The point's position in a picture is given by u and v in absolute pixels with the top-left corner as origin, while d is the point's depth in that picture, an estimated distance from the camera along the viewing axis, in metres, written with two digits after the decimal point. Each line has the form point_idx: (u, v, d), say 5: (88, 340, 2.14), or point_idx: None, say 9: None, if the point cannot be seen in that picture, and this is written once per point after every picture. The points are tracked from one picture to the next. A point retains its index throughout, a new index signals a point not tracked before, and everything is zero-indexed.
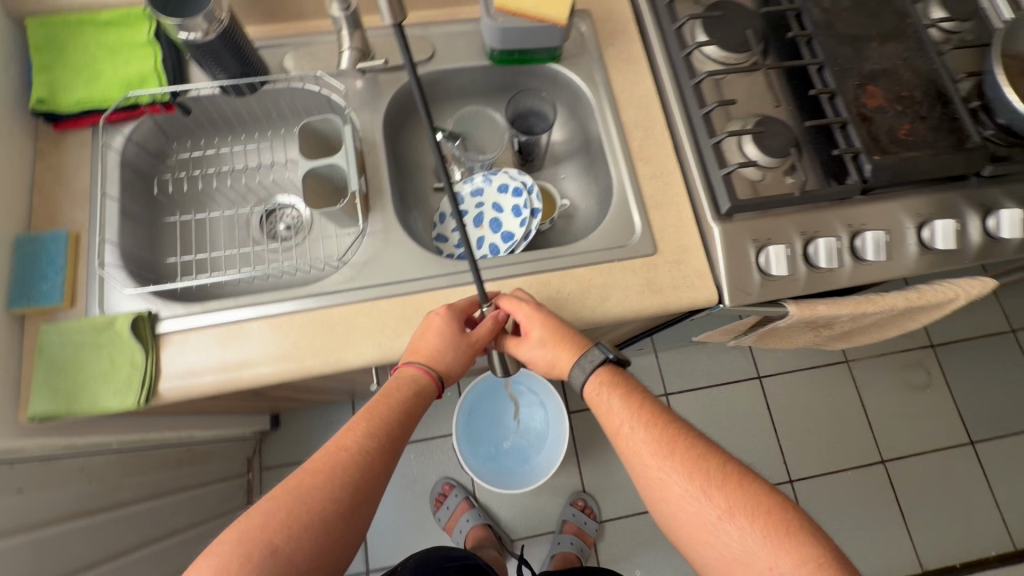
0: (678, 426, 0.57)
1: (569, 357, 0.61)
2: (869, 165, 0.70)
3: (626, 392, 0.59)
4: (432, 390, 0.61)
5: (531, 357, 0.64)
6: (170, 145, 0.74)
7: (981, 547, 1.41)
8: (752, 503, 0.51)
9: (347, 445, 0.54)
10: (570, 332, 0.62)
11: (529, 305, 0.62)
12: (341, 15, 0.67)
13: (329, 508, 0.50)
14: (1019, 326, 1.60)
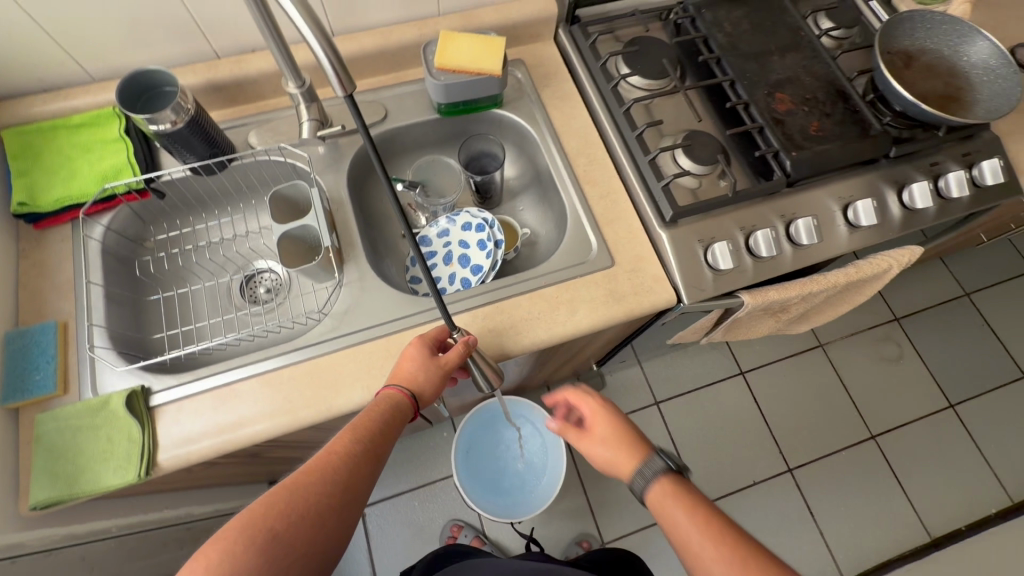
0: (752, 545, 0.50)
1: (628, 458, 0.65)
2: (788, 161, 0.78)
3: (689, 498, 0.56)
4: (410, 412, 0.63)
5: (597, 458, 0.68)
6: (148, 229, 0.78)
7: (981, 506, 1.44)
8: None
9: (340, 447, 0.56)
10: (634, 434, 0.67)
11: (596, 401, 0.71)
12: (297, 92, 0.72)
13: (326, 498, 0.52)
14: (972, 289, 1.70)
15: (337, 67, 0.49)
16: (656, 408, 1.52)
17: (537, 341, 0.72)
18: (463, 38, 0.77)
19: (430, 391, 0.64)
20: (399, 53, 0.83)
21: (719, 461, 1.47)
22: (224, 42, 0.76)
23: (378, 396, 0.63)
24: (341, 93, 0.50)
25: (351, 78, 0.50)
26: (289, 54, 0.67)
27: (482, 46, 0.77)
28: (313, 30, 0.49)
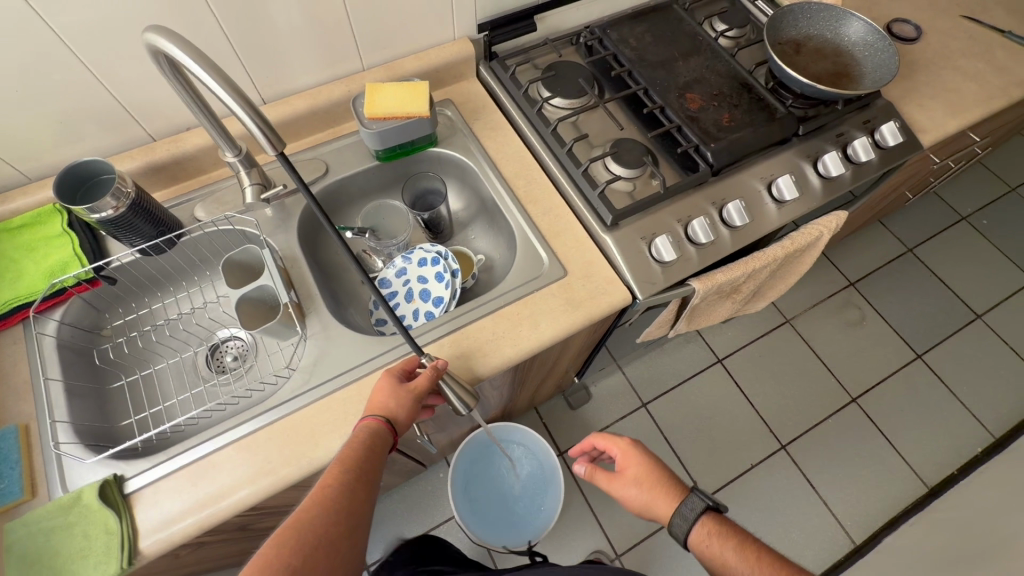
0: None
1: (665, 499, 0.69)
2: (709, 152, 0.84)
3: (737, 540, 0.62)
4: (389, 438, 0.64)
5: (633, 502, 0.72)
6: (103, 316, 0.78)
7: (967, 447, 1.49)
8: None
9: (334, 479, 0.58)
10: (666, 474, 0.71)
11: (624, 442, 0.75)
12: (235, 160, 0.74)
13: (332, 528, 0.54)
14: (913, 244, 1.80)
15: (263, 127, 0.53)
16: (645, 410, 1.53)
17: (505, 361, 0.74)
18: (389, 87, 0.81)
19: (404, 414, 0.66)
20: (331, 109, 0.87)
21: (714, 450, 1.48)
22: (158, 124, 0.79)
23: (357, 427, 0.65)
24: (271, 152, 0.55)
25: (279, 135, 0.55)
26: (221, 125, 0.69)
27: (408, 92, 0.81)
28: (235, 97, 0.52)
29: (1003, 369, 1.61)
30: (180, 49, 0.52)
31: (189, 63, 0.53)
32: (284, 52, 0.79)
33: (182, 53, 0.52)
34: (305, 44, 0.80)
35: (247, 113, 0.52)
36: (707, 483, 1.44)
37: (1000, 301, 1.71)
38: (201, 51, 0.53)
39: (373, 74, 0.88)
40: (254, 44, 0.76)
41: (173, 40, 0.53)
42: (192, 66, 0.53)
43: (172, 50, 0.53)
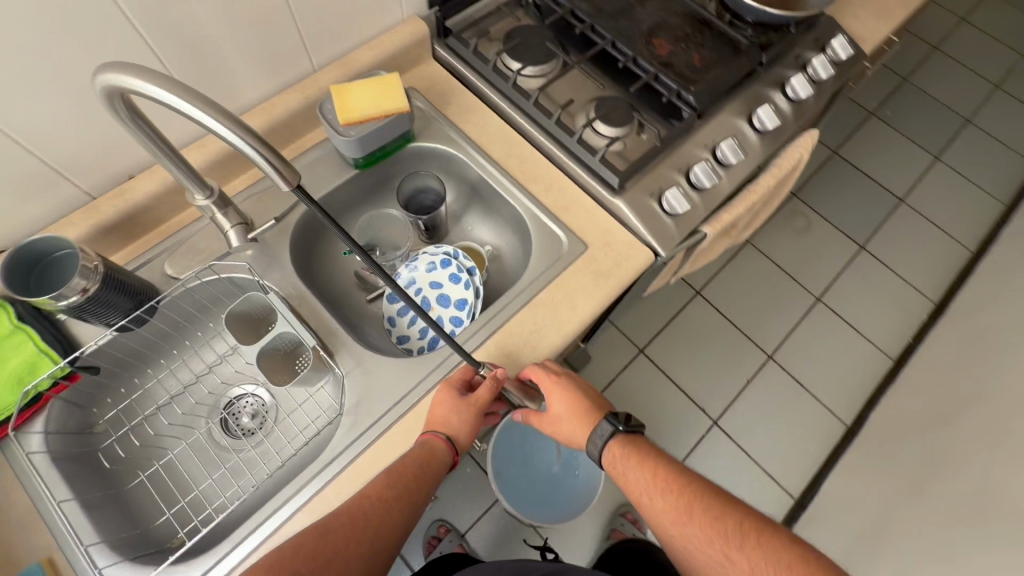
0: (695, 486, 0.61)
1: (585, 429, 0.68)
2: (692, 97, 0.83)
3: (645, 457, 0.64)
4: (449, 459, 0.62)
5: (551, 426, 0.71)
6: (91, 412, 0.67)
7: (917, 315, 1.67)
8: (771, 561, 0.52)
9: (376, 496, 0.57)
10: (586, 401, 0.69)
11: (548, 375, 0.68)
12: (208, 203, 0.65)
13: (354, 546, 0.53)
14: (836, 146, 1.95)
15: (272, 161, 0.50)
16: (643, 356, 1.58)
17: (553, 350, 0.72)
18: (359, 87, 0.74)
19: (467, 432, 0.63)
20: (290, 121, 0.78)
21: (713, 376, 1.57)
22: (95, 177, 0.67)
23: (418, 442, 0.63)
24: (286, 188, 0.53)
25: (291, 167, 0.52)
26: (187, 164, 0.60)
27: (380, 89, 0.75)
28: (239, 134, 0.47)
29: (932, 241, 1.80)
30: (154, 86, 0.44)
31: (169, 99, 0.45)
32: (225, 65, 0.69)
33: (157, 89, 0.44)
34: (247, 53, 0.70)
35: (261, 152, 0.49)
36: (714, 408, 1.53)
37: (916, 182, 1.90)
38: (180, 82, 0.45)
39: (328, 75, 0.80)
40: (191, 62, 0.65)
41: (142, 75, 0.44)
42: (176, 104, 0.45)
43: (140, 85, 0.44)
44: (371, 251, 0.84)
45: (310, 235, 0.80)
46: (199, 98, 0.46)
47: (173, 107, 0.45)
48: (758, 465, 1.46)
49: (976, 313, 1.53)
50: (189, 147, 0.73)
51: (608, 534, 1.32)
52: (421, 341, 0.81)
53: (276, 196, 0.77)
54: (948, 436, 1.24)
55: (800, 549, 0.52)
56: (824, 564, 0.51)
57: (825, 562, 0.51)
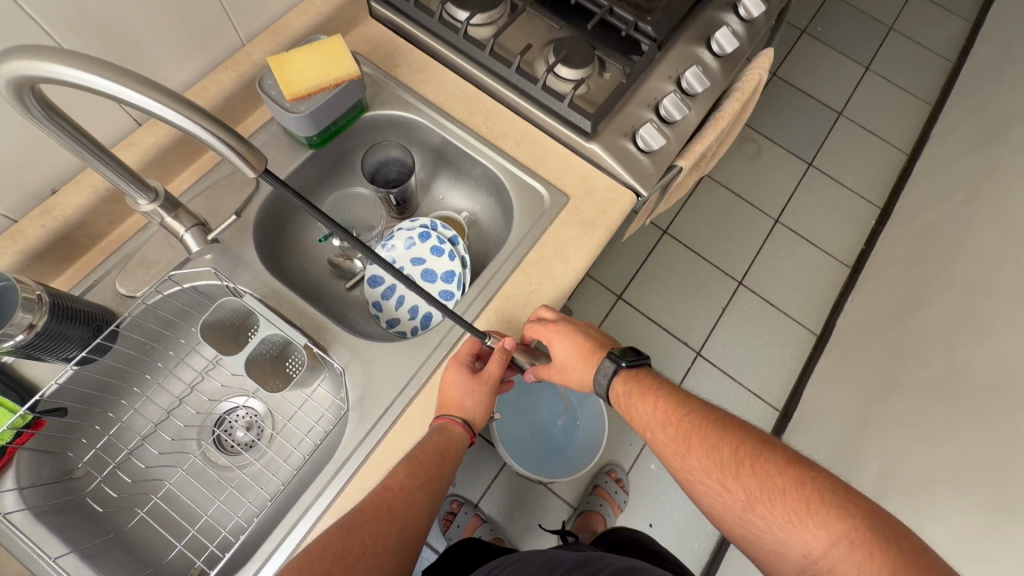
0: (696, 416, 0.58)
1: (590, 370, 0.66)
2: (649, 27, 0.80)
3: (646, 392, 0.62)
4: (466, 440, 0.61)
5: (558, 373, 0.69)
6: (67, 456, 0.60)
7: (867, 222, 1.76)
8: (766, 488, 0.50)
9: (397, 486, 0.54)
10: (589, 343, 0.67)
11: (546, 326, 0.65)
12: (154, 207, 0.58)
13: (379, 542, 0.51)
14: (775, 68, 1.97)
15: (234, 145, 0.46)
16: (622, 302, 1.60)
17: (552, 306, 0.69)
18: (299, 56, 0.67)
19: (482, 413, 0.61)
20: (229, 105, 0.71)
21: (689, 310, 1.61)
22: (13, 197, 0.58)
23: (433, 427, 0.60)
24: (250, 173, 0.49)
25: (255, 152, 0.48)
26: (123, 166, 0.52)
27: (323, 56, 0.68)
28: (194, 118, 0.43)
29: (871, 150, 1.87)
30: (83, 71, 0.38)
31: (105, 85, 0.39)
32: (141, 43, 0.62)
33: (87, 74, 0.38)
34: (161, 28, 0.63)
35: (221, 137, 0.44)
36: (694, 340, 1.58)
37: (852, 95, 1.96)
38: (109, 63, 0.39)
39: (260, 47, 0.74)
40: (100, 42, 0.58)
41: (62, 59, 0.37)
42: (115, 90, 0.39)
43: (62, 72, 0.38)
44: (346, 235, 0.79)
45: (273, 225, 0.74)
46: (136, 79, 0.40)
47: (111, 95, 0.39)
48: (742, 385, 1.53)
49: (918, 212, 1.62)
50: (117, 147, 0.65)
51: (592, 487, 1.35)
52: (413, 322, 0.77)
53: (228, 189, 0.70)
54: (908, 327, 1.33)
55: (799, 473, 0.49)
56: (823, 486, 0.48)
57: (824, 484, 0.48)
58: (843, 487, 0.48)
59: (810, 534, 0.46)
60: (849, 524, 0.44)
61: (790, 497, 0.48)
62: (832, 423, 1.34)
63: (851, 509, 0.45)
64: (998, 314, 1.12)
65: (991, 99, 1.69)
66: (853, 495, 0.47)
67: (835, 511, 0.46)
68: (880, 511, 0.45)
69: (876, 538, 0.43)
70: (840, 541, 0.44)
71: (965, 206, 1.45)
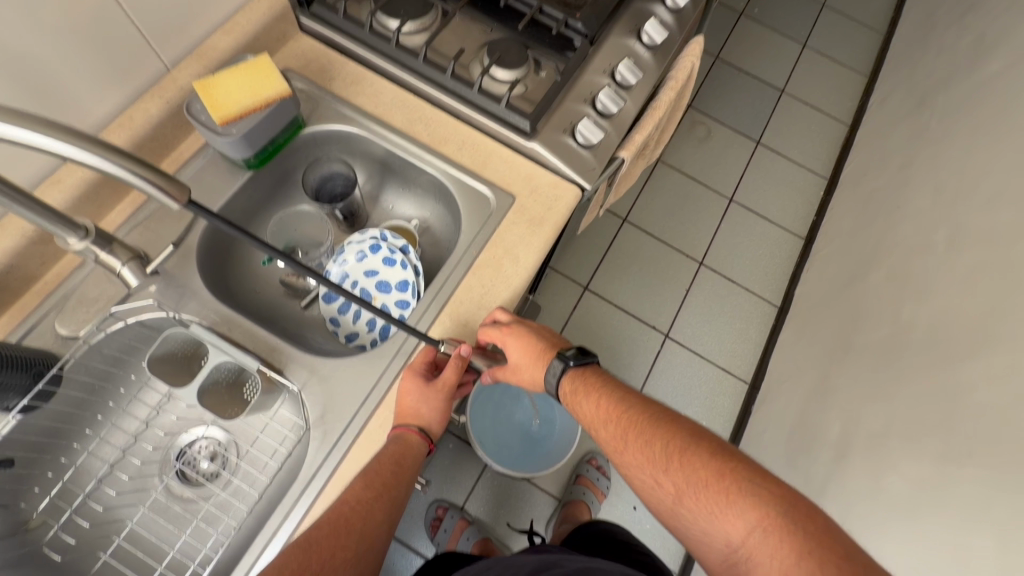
0: (633, 412, 0.60)
1: (542, 371, 0.69)
2: (580, 23, 0.82)
3: (591, 390, 0.64)
4: (425, 448, 0.61)
5: (514, 375, 0.72)
6: (21, 506, 0.58)
7: (814, 194, 1.82)
8: (692, 481, 0.52)
9: (354, 499, 0.55)
10: (541, 344, 0.69)
11: (499, 329, 0.67)
12: (86, 245, 0.57)
13: (338, 555, 0.51)
14: (717, 51, 2.03)
15: (154, 179, 0.47)
16: (589, 292, 1.63)
17: (507, 306, 0.70)
18: (227, 78, 0.67)
19: (438, 419, 0.62)
20: (159, 133, 0.70)
21: (654, 294, 1.65)
22: None
23: (390, 436, 0.61)
24: (173, 207, 0.50)
25: (176, 183, 0.50)
26: (50, 209, 0.52)
27: (251, 77, 0.68)
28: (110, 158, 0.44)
29: (814, 123, 1.94)
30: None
31: (21, 135, 0.38)
32: (56, 78, 0.60)
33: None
34: (76, 60, 0.61)
35: (139, 174, 0.46)
36: (662, 323, 1.61)
37: (792, 72, 2.02)
38: (19, 112, 0.39)
39: (186, 71, 0.72)
40: (10, 79, 0.56)
41: None
42: (31, 139, 0.39)
43: None
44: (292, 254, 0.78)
45: (218, 250, 0.73)
46: (52, 126, 0.40)
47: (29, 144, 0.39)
48: (711, 362, 1.58)
49: (861, 180, 1.69)
50: (42, 186, 0.63)
51: (574, 476, 1.38)
52: (372, 334, 0.77)
53: (167, 219, 0.69)
54: (858, 291, 1.39)
55: (722, 465, 0.52)
56: (742, 476, 0.50)
57: (744, 475, 0.50)
58: (761, 476, 0.50)
59: (729, 523, 0.48)
60: (762, 513, 0.47)
61: (713, 489, 0.50)
62: (796, 390, 1.39)
63: (766, 498, 0.48)
64: (938, 272, 1.18)
65: (918, 67, 1.78)
66: (769, 484, 0.49)
67: (752, 501, 0.48)
68: (793, 499, 0.48)
69: (786, 525, 0.45)
70: (754, 530, 0.46)
71: (902, 171, 1.52)
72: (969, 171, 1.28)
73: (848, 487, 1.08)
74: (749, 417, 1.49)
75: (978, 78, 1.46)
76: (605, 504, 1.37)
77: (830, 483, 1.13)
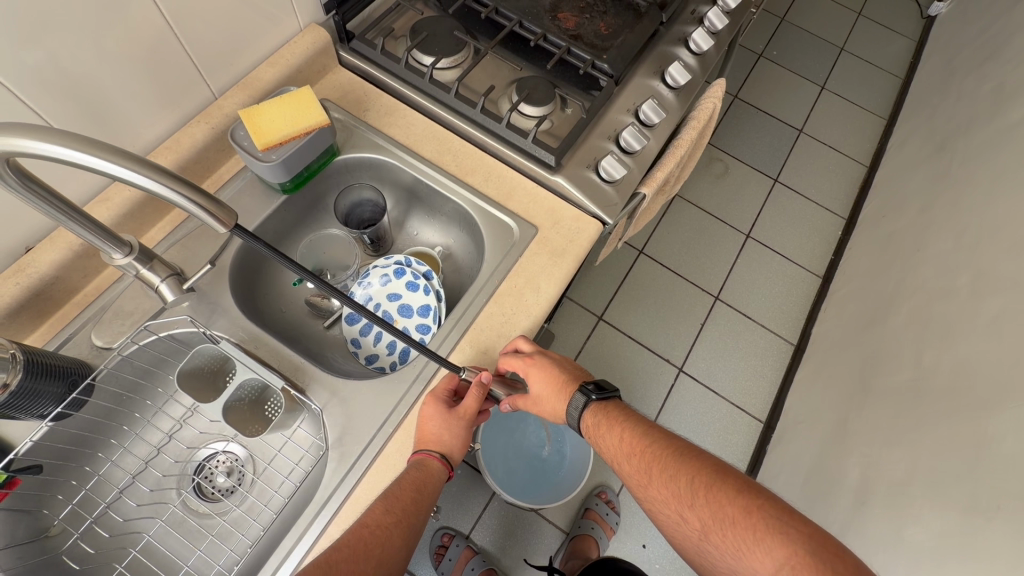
0: (657, 447, 0.60)
1: (564, 402, 0.69)
2: (605, 64, 0.85)
3: (614, 423, 0.64)
4: (444, 475, 0.62)
5: (535, 405, 0.72)
6: (43, 513, 0.59)
7: (832, 233, 1.82)
8: (719, 518, 0.52)
9: (374, 523, 0.55)
10: (563, 376, 0.70)
11: (522, 359, 0.68)
12: (128, 261, 0.60)
13: None
14: (735, 90, 2.07)
15: (206, 206, 0.50)
16: (603, 322, 1.63)
17: (528, 334, 0.71)
18: (270, 107, 0.70)
19: (459, 446, 0.63)
20: (202, 155, 0.74)
21: (669, 327, 1.64)
22: None
23: (411, 463, 0.61)
24: (221, 229, 0.53)
25: (226, 209, 0.53)
26: (98, 225, 0.54)
27: (294, 106, 0.71)
28: (166, 183, 0.47)
29: (832, 163, 1.96)
30: (67, 148, 0.41)
31: (87, 159, 0.42)
32: (114, 103, 0.65)
33: (72, 151, 0.41)
34: (132, 86, 0.65)
35: (191, 198, 0.49)
36: (676, 357, 1.60)
37: (810, 112, 2.05)
38: (89, 138, 0.43)
39: (231, 99, 0.76)
40: (72, 103, 0.60)
41: (48, 137, 0.40)
42: (98, 164, 0.43)
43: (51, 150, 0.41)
44: (320, 276, 0.82)
45: (250, 267, 0.76)
46: (119, 153, 0.44)
47: (95, 169, 0.43)
48: (725, 399, 1.56)
49: (880, 221, 1.69)
50: (92, 203, 0.66)
51: (582, 510, 1.35)
52: (391, 357, 0.79)
53: (204, 237, 0.72)
54: (878, 333, 1.37)
55: (748, 501, 0.51)
56: (769, 513, 0.49)
57: (771, 512, 0.49)
58: (789, 513, 0.49)
59: (757, 560, 0.48)
60: (791, 550, 0.46)
61: (740, 525, 0.50)
62: (815, 431, 1.36)
63: (793, 534, 0.47)
64: (959, 319, 1.16)
65: (937, 112, 1.79)
66: (797, 521, 0.48)
67: (779, 538, 0.47)
68: (822, 537, 0.47)
69: (815, 564, 0.44)
70: (782, 568, 0.46)
71: (922, 215, 1.52)
72: (990, 218, 1.28)
73: (867, 535, 1.05)
74: (764, 458, 1.47)
75: (999, 126, 1.47)
76: (614, 541, 1.34)
77: (850, 529, 1.10)
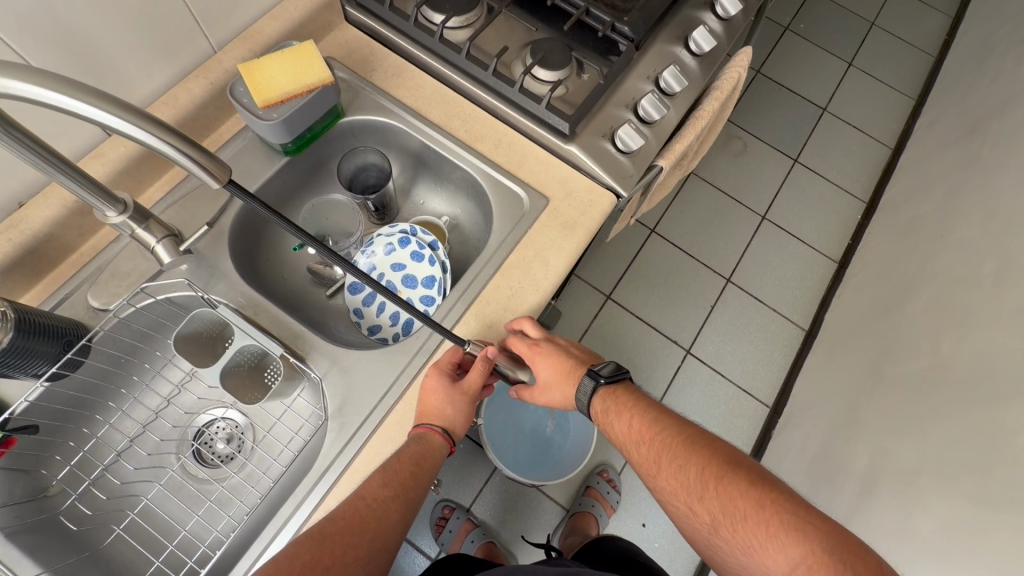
0: (667, 435, 0.58)
1: (572, 389, 0.67)
2: (626, 27, 0.80)
3: (623, 410, 0.62)
4: (445, 449, 0.60)
5: (542, 395, 0.70)
6: (41, 474, 0.59)
7: (851, 217, 1.77)
8: (730, 511, 0.50)
9: (372, 496, 0.54)
10: (571, 363, 0.68)
11: (528, 343, 0.66)
12: (123, 220, 0.57)
13: (352, 554, 0.50)
14: (758, 65, 1.98)
15: (196, 156, 0.47)
16: (611, 302, 1.60)
17: (534, 312, 0.68)
18: (272, 61, 0.67)
19: (461, 420, 0.61)
20: (201, 113, 0.71)
21: (678, 308, 1.61)
22: None
23: (412, 435, 0.60)
24: (215, 185, 0.50)
25: (220, 164, 0.49)
26: (91, 181, 0.52)
27: (294, 62, 0.68)
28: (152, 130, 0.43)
29: (855, 144, 1.89)
30: (45, 89, 0.38)
31: (64, 102, 0.39)
32: (109, 54, 0.62)
33: (49, 91, 0.38)
34: (126, 36, 0.62)
35: (179, 149, 0.45)
36: (684, 339, 1.58)
37: (835, 90, 1.97)
38: (70, 79, 0.39)
39: (232, 54, 0.73)
40: (62, 50, 0.57)
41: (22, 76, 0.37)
42: (74, 107, 0.39)
43: (30, 90, 0.37)
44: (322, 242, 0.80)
45: (251, 231, 0.74)
46: (103, 98, 0.41)
47: (74, 113, 0.40)
48: (733, 383, 1.54)
49: (903, 206, 1.63)
50: (87, 158, 0.64)
51: (583, 488, 1.35)
52: (394, 328, 0.77)
53: (202, 198, 0.69)
54: (894, 321, 1.34)
55: (761, 494, 0.49)
56: (783, 509, 0.48)
57: (785, 507, 0.48)
58: (805, 509, 0.47)
59: (770, 556, 0.46)
60: (806, 549, 0.44)
61: (752, 520, 0.48)
62: (823, 418, 1.34)
63: (809, 531, 0.45)
64: (980, 308, 1.12)
65: (970, 94, 1.71)
66: (814, 517, 0.46)
67: (793, 535, 0.45)
68: (839, 534, 0.45)
69: (831, 562, 0.43)
70: (797, 566, 0.44)
71: (948, 200, 1.46)
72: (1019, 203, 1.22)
73: (872, 522, 1.04)
74: (769, 443, 1.45)
75: None
76: (614, 519, 1.34)
77: (854, 516, 1.09)
